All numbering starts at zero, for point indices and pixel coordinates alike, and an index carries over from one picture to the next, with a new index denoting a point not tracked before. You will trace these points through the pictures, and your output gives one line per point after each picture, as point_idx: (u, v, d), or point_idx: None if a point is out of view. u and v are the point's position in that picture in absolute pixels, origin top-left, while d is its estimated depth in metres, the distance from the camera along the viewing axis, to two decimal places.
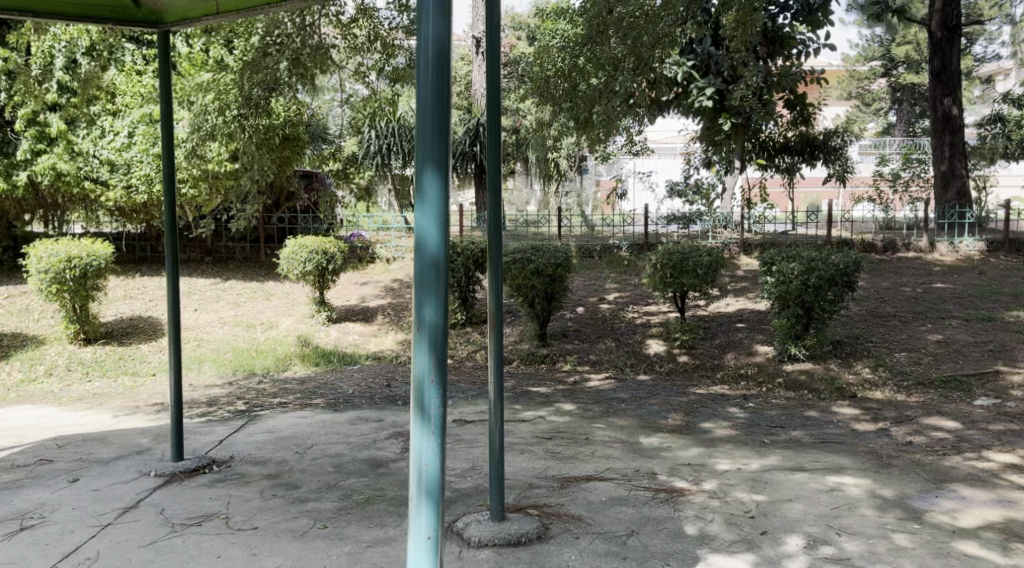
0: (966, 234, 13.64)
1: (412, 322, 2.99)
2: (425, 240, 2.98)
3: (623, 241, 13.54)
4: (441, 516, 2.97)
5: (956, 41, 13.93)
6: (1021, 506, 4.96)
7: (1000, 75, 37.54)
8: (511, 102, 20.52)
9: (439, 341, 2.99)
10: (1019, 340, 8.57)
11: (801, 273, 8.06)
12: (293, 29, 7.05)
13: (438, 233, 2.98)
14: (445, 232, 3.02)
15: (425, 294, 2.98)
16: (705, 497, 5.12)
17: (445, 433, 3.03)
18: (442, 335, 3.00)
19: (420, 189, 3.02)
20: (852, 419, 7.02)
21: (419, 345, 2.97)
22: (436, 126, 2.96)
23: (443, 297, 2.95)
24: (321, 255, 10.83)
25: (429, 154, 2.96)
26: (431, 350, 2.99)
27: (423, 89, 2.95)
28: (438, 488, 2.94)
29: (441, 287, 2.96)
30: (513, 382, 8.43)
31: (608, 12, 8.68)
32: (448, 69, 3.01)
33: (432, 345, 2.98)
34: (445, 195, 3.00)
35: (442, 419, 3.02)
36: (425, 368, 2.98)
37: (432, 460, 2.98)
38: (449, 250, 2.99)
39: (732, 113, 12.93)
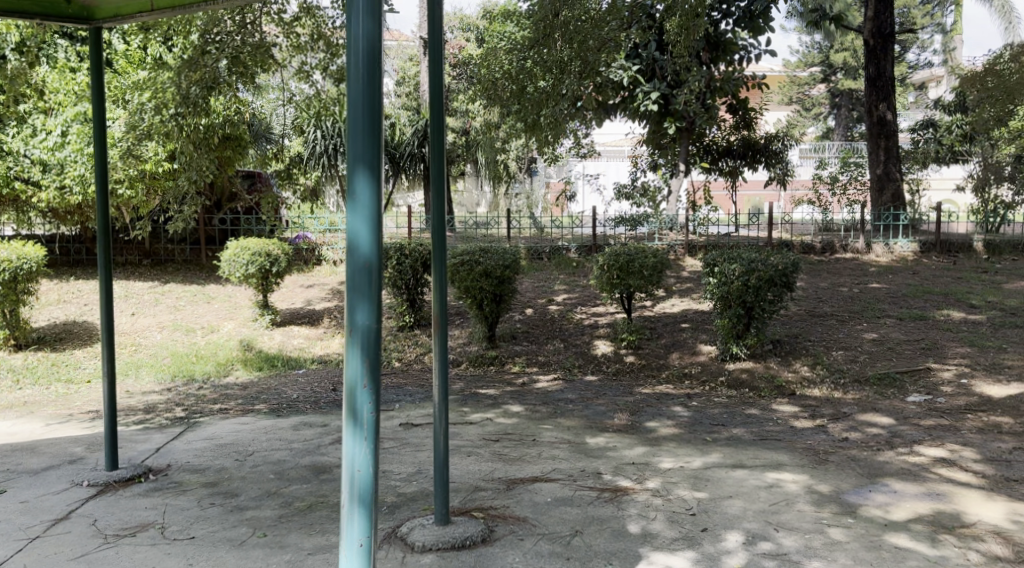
0: (900, 236, 14.00)
1: (345, 326, 3.00)
2: (358, 243, 3.00)
3: (571, 242, 13.63)
4: (374, 521, 3.02)
5: (890, 49, 14.35)
6: (949, 499, 5.12)
7: (933, 81, 38.80)
8: (460, 104, 20.53)
9: (372, 347, 3.00)
10: (949, 338, 8.84)
11: (742, 274, 8.20)
12: (232, 27, 7.38)
13: (370, 236, 3.00)
14: (378, 235, 3.04)
15: (358, 300, 2.99)
16: (648, 496, 5.17)
17: (378, 438, 3.04)
18: (375, 339, 3.02)
19: (352, 191, 3.02)
20: (791, 416, 7.17)
21: (351, 350, 2.98)
22: (368, 128, 2.97)
23: (375, 301, 2.98)
24: (264, 257, 10.67)
25: (362, 157, 2.97)
26: (364, 355, 3.00)
27: (354, 92, 2.95)
28: (370, 493, 2.98)
29: (373, 290, 2.99)
30: (460, 384, 8.42)
31: (553, 15, 8.69)
32: (380, 72, 3.02)
33: (365, 350, 3.00)
34: (377, 198, 3.01)
35: (375, 424, 3.04)
36: (358, 373, 3.00)
37: (364, 466, 3.00)
38: (382, 253, 3.02)
39: (677, 117, 13.39)
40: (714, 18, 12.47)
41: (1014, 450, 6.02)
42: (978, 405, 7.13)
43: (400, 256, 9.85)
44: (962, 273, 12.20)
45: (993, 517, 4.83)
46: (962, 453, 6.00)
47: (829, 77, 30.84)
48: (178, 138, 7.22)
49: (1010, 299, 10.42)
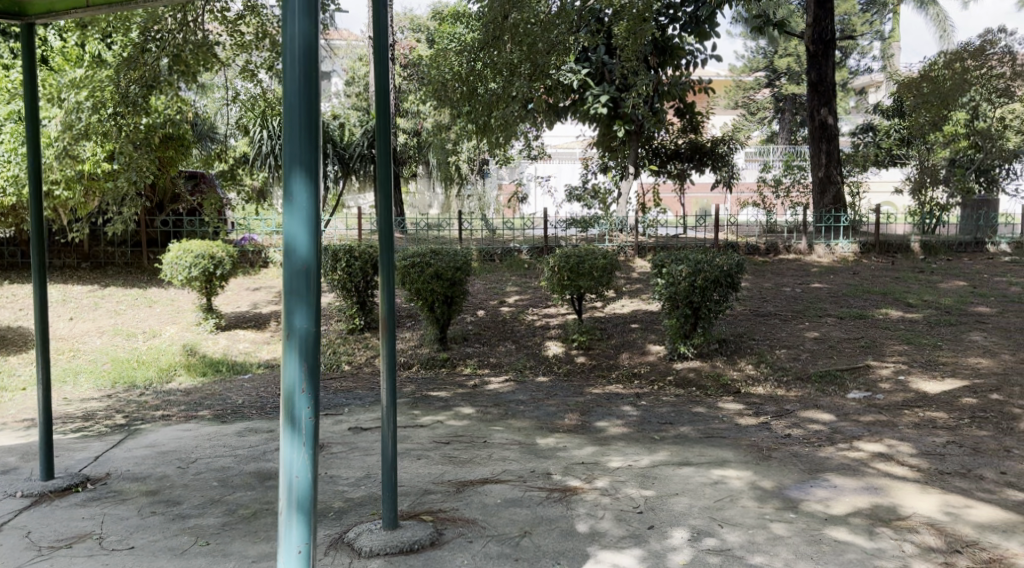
0: (841, 237, 14.32)
1: (283, 330, 2.98)
2: (295, 245, 2.97)
3: (523, 244, 13.65)
4: (313, 527, 3.01)
5: (831, 54, 14.68)
6: (886, 492, 5.26)
7: (873, 87, 39.85)
8: (410, 105, 20.45)
9: (310, 351, 2.98)
10: (888, 336, 9.08)
11: (689, 274, 8.31)
12: (174, 25, 7.14)
13: (308, 238, 2.96)
14: (316, 237, 3.00)
15: (295, 303, 2.96)
16: (597, 495, 5.21)
17: (317, 443, 3.02)
18: (314, 343, 2.99)
19: (289, 192, 2.98)
20: (736, 414, 7.28)
21: (289, 354, 2.96)
22: (304, 129, 2.95)
23: (313, 304, 2.95)
24: (208, 260, 10.49)
25: (298, 158, 2.95)
26: (302, 359, 2.97)
27: (291, 92, 2.93)
28: (307, 500, 2.97)
29: (311, 294, 2.96)
30: (411, 387, 8.38)
31: (503, 18, 8.73)
32: (318, 69, 2.98)
33: (303, 355, 2.97)
34: (314, 199, 2.97)
35: (313, 430, 3.01)
36: (295, 378, 2.97)
37: (302, 472, 2.98)
38: (320, 255, 2.98)
39: (626, 120, 13.41)
40: (661, 22, 12.62)
41: (948, 444, 6.20)
42: (915, 401, 7.33)
43: (350, 258, 9.71)
44: (901, 273, 12.53)
45: (927, 509, 4.97)
46: (899, 447, 6.17)
47: (774, 82, 31.49)
48: (117, 137, 7.04)
49: (946, 298, 10.74)
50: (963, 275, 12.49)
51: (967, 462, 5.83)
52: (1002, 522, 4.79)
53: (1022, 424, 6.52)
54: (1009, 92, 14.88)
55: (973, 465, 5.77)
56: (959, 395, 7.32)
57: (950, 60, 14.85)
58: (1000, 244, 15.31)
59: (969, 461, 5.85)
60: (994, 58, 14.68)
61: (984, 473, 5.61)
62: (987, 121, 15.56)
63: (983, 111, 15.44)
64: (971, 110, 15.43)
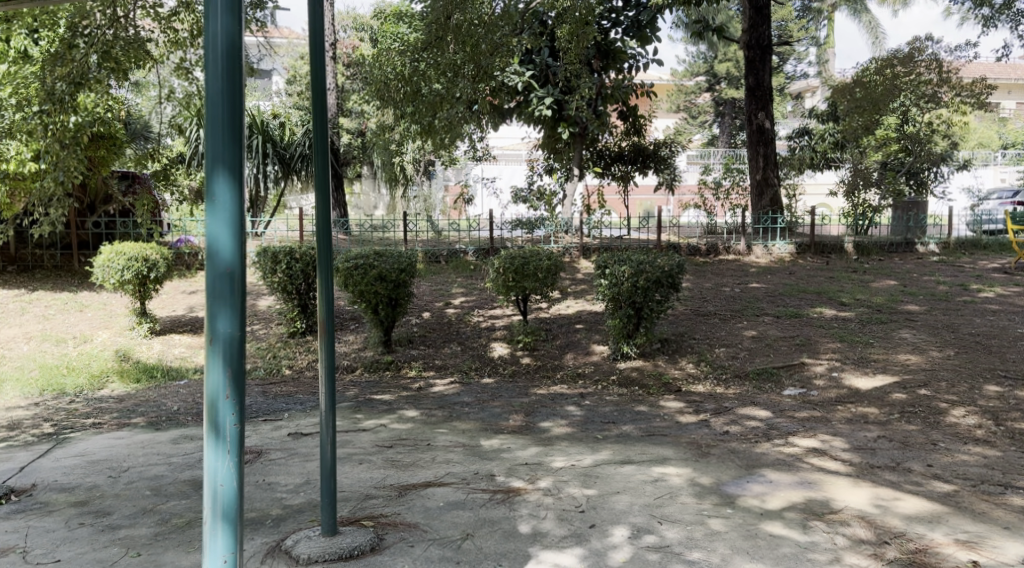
0: (778, 238, 14.61)
1: (206, 335, 2.96)
2: (219, 248, 2.95)
3: (468, 246, 13.62)
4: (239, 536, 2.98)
5: (768, 59, 14.98)
6: (820, 486, 5.38)
7: (809, 92, 40.83)
8: (353, 105, 20.27)
9: (234, 356, 2.95)
10: (823, 334, 9.29)
11: (631, 275, 8.40)
12: (104, 21, 7.01)
13: (231, 240, 2.94)
14: (241, 239, 2.98)
15: (219, 308, 2.95)
16: (540, 495, 5.22)
17: (242, 451, 2.98)
18: (239, 348, 2.97)
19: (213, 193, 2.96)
20: (677, 412, 7.38)
21: (212, 360, 2.93)
22: (227, 128, 2.94)
23: (236, 308, 2.93)
24: (141, 263, 10.23)
25: (221, 158, 2.93)
26: (225, 365, 2.95)
27: (214, 90, 2.92)
28: (233, 509, 2.95)
29: (235, 297, 2.94)
30: (354, 390, 8.29)
31: (446, 18, 8.87)
32: (241, 68, 2.97)
33: (226, 360, 2.95)
34: (238, 199, 2.95)
35: (238, 437, 2.98)
36: (218, 384, 2.94)
37: (226, 481, 2.95)
38: (244, 259, 2.96)
39: (571, 122, 13.33)
40: (604, 26, 12.75)
41: (879, 438, 6.37)
42: (848, 397, 7.51)
43: (290, 260, 9.54)
44: (835, 273, 12.85)
45: (859, 502, 5.10)
46: (833, 443, 6.32)
47: (714, 86, 32.08)
48: (43, 136, 6.79)
49: (878, 296, 11.05)
50: (895, 274, 12.86)
51: (896, 456, 5.99)
52: (929, 513, 4.93)
53: (948, 418, 6.74)
54: (936, 97, 15.39)
55: (902, 458, 5.93)
56: (890, 390, 7.53)
57: (880, 66, 15.24)
58: (929, 244, 15.81)
59: (898, 454, 6.02)
60: (922, 64, 15.11)
61: (913, 466, 5.78)
62: (915, 125, 16.00)
63: (912, 115, 15.93)
64: (901, 114, 15.91)
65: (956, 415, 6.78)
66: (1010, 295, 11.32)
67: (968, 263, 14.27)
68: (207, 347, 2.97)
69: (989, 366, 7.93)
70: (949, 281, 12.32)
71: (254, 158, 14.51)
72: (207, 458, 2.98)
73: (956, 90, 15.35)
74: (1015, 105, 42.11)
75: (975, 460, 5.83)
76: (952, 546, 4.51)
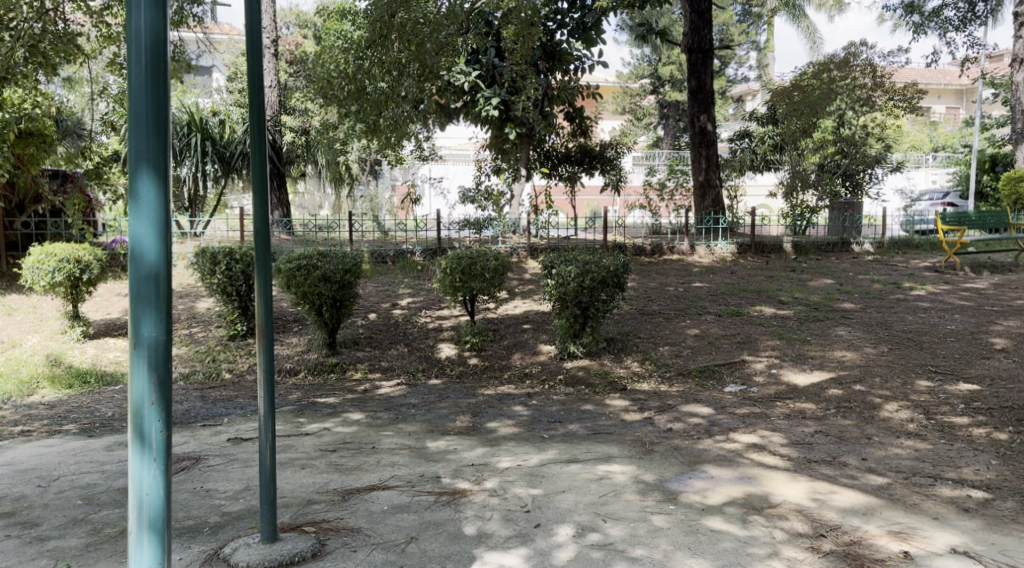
0: (720, 238, 14.83)
1: (130, 340, 3.06)
2: (143, 253, 3.06)
3: (415, 246, 13.51)
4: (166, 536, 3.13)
5: (710, 62, 15.17)
6: (760, 481, 5.48)
7: (750, 96, 41.57)
8: (297, 104, 19.99)
9: (160, 362, 3.09)
10: (763, 332, 9.46)
11: (578, 275, 8.43)
12: (34, 14, 6.83)
13: (156, 245, 3.06)
14: (165, 244, 3.11)
15: (144, 312, 3.06)
16: (485, 496, 5.21)
17: (167, 457, 3.12)
18: (162, 352, 3.10)
19: (135, 196, 3.06)
20: (622, 410, 7.43)
21: (137, 365, 3.05)
22: (150, 135, 3.04)
23: (161, 314, 3.07)
24: (73, 264, 9.94)
25: (145, 164, 3.04)
26: (151, 370, 3.07)
27: (137, 93, 3.01)
28: (159, 514, 3.09)
29: (159, 303, 3.07)
30: (297, 394, 8.17)
31: (391, 16, 8.79)
32: (164, 74, 3.07)
33: (152, 366, 3.07)
34: (162, 204, 3.07)
35: (164, 443, 3.11)
36: (144, 391, 3.06)
37: (153, 486, 3.09)
38: (169, 262, 3.09)
39: (518, 122, 13.19)
40: (549, 27, 12.80)
41: (816, 433, 6.51)
42: (787, 393, 7.66)
43: (229, 261, 9.35)
44: (775, 272, 13.09)
45: (797, 496, 5.20)
46: (772, 438, 6.43)
47: (658, 89, 32.44)
48: None
49: (816, 295, 11.29)
50: (832, 274, 13.15)
51: (833, 450, 6.13)
52: (863, 505, 5.06)
53: (882, 412, 6.91)
54: (870, 101, 15.84)
55: (838, 453, 6.07)
56: (827, 386, 7.70)
57: (817, 70, 15.77)
58: (865, 244, 16.21)
59: (834, 449, 6.15)
60: (857, 70, 15.63)
61: (848, 460, 5.92)
62: (852, 128, 16.35)
63: (848, 118, 16.33)
64: (838, 117, 16.27)
65: (889, 410, 6.96)
66: (940, 293, 11.68)
67: (902, 263, 14.67)
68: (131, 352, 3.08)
69: (920, 362, 8.16)
70: (884, 280, 12.63)
71: (193, 157, 14.17)
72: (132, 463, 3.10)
73: (889, 94, 15.91)
74: (945, 110, 43.50)
75: (907, 453, 6.00)
76: (885, 538, 4.63)
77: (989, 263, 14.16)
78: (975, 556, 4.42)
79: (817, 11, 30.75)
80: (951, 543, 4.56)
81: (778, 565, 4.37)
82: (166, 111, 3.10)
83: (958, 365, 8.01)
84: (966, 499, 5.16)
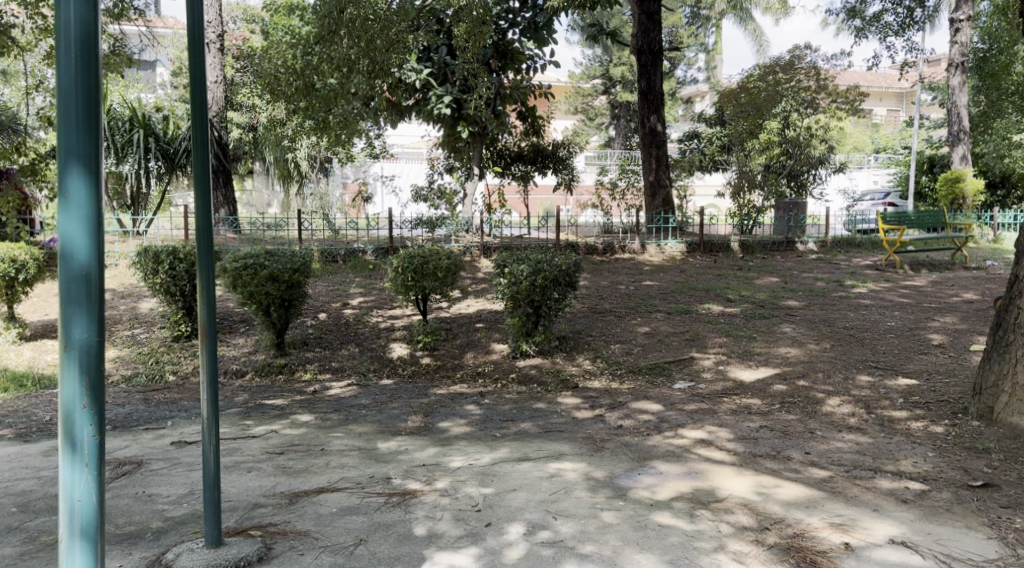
0: (670, 238, 15.01)
1: (62, 342, 3.04)
2: (75, 251, 3.04)
3: (367, 245, 13.40)
4: (99, 545, 3.14)
5: (659, 64, 15.31)
6: (708, 476, 5.55)
7: (698, 97, 42.11)
8: (244, 101, 19.70)
9: (92, 365, 3.07)
10: (711, 329, 9.59)
11: (530, 274, 8.44)
12: None
13: (88, 244, 3.05)
14: (97, 242, 3.08)
15: (75, 313, 3.04)
16: (436, 496, 5.19)
17: (101, 463, 3.12)
18: (95, 354, 3.08)
19: (66, 192, 3.03)
20: (574, 408, 7.47)
21: (69, 367, 3.04)
22: (81, 130, 3.01)
23: (93, 315, 3.05)
24: (9, 263, 9.65)
25: (77, 159, 3.01)
26: (83, 373, 3.06)
27: (67, 86, 2.97)
28: (93, 523, 3.09)
29: (91, 304, 3.06)
30: (245, 396, 8.04)
31: (340, 12, 8.73)
32: (96, 68, 3.03)
33: (85, 368, 3.06)
34: (93, 202, 3.05)
35: (96, 448, 3.11)
36: (76, 395, 3.06)
37: (85, 494, 3.09)
38: (101, 262, 3.07)
39: (470, 121, 13.21)
40: (501, 26, 12.81)
41: (762, 428, 6.62)
42: (734, 389, 7.78)
43: (173, 260, 9.15)
44: (722, 271, 13.28)
45: (742, 490, 5.29)
46: (719, 433, 6.53)
47: (609, 89, 32.66)
48: None
49: (762, 293, 11.49)
50: (777, 272, 13.38)
51: (777, 444, 6.24)
52: (806, 498, 5.16)
53: (825, 407, 7.06)
54: (815, 103, 16.37)
55: (782, 447, 6.18)
56: (772, 382, 7.84)
57: (763, 73, 16.36)
58: (809, 243, 16.50)
59: (779, 443, 6.27)
60: (802, 73, 16.17)
61: (792, 454, 6.03)
62: (795, 130, 16.53)
63: (794, 120, 16.49)
64: (783, 119, 16.53)
65: (831, 404, 7.11)
66: (881, 290, 11.98)
67: (844, 261, 15.00)
68: (61, 355, 3.06)
69: (861, 358, 8.35)
70: (827, 278, 12.91)
71: (135, 154, 13.81)
72: (63, 470, 3.09)
73: (833, 97, 16.51)
74: (885, 113, 44.64)
75: (848, 446, 6.13)
76: (827, 529, 4.73)
77: (928, 262, 14.54)
78: (913, 546, 4.54)
79: (763, 14, 31.28)
80: (890, 534, 4.68)
81: (724, 559, 4.44)
82: (98, 107, 3.06)
83: (897, 360, 8.22)
84: (904, 490, 5.30)
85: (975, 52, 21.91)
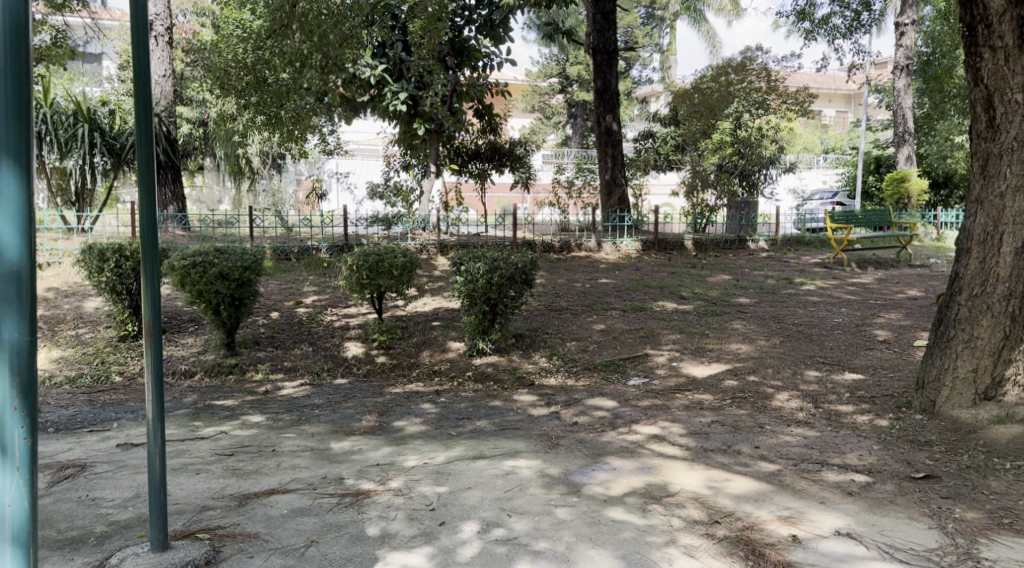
0: (626, 235, 15.10)
1: None
2: (6, 252, 3.13)
3: (321, 242, 13.22)
4: (31, 548, 3.20)
5: (614, 64, 15.40)
6: (660, 471, 5.60)
7: (653, 97, 42.46)
8: (194, 95, 19.33)
9: (22, 366, 3.15)
10: (665, 326, 9.68)
11: (486, 272, 8.42)
12: None
13: (18, 245, 3.14)
14: (28, 243, 3.18)
15: (6, 314, 3.13)
16: (389, 496, 5.15)
17: (33, 467, 3.18)
18: (26, 354, 3.17)
19: None
20: (529, 405, 7.47)
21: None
22: (11, 131, 3.11)
23: (23, 315, 3.15)
24: None
25: (6, 161, 3.11)
26: (13, 374, 3.14)
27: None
28: (23, 528, 3.15)
29: (21, 304, 3.15)
30: (194, 397, 7.90)
31: (292, 7, 8.66)
32: (26, 71, 3.14)
33: (15, 369, 3.14)
34: (24, 202, 3.15)
35: (28, 452, 3.17)
36: (7, 397, 3.13)
37: (15, 498, 3.14)
38: (32, 262, 3.17)
39: (426, 118, 13.12)
40: (456, 23, 12.78)
41: (713, 423, 6.69)
42: (687, 385, 7.86)
43: (118, 258, 8.97)
44: (676, 269, 13.41)
45: (694, 485, 5.34)
46: (671, 429, 6.59)
47: (566, 88, 32.73)
48: None
49: (714, 290, 11.62)
50: (729, 270, 13.54)
51: (728, 439, 6.31)
52: (755, 492, 5.24)
53: (775, 402, 7.17)
54: (765, 104, 16.78)
55: (733, 441, 6.26)
56: (724, 377, 7.94)
57: (716, 74, 16.97)
58: (760, 241, 16.39)
59: (730, 438, 6.35)
60: (753, 73, 16.84)
61: (742, 448, 6.11)
62: (748, 130, 16.71)
63: (744, 120, 16.73)
64: (736, 118, 16.73)
65: (781, 399, 7.23)
66: (829, 287, 12.21)
67: (794, 259, 15.23)
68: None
69: (810, 353, 8.50)
70: (777, 276, 13.10)
71: (79, 149, 13.46)
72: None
73: (783, 98, 16.94)
74: (834, 114, 45.53)
75: (797, 440, 6.24)
76: (775, 522, 4.81)
77: (875, 260, 14.84)
78: (858, 537, 4.64)
79: (716, 15, 31.67)
80: (836, 525, 4.78)
81: (675, 553, 4.50)
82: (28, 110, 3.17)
83: (844, 356, 8.39)
84: (849, 483, 5.41)
85: (919, 56, 22.49)
